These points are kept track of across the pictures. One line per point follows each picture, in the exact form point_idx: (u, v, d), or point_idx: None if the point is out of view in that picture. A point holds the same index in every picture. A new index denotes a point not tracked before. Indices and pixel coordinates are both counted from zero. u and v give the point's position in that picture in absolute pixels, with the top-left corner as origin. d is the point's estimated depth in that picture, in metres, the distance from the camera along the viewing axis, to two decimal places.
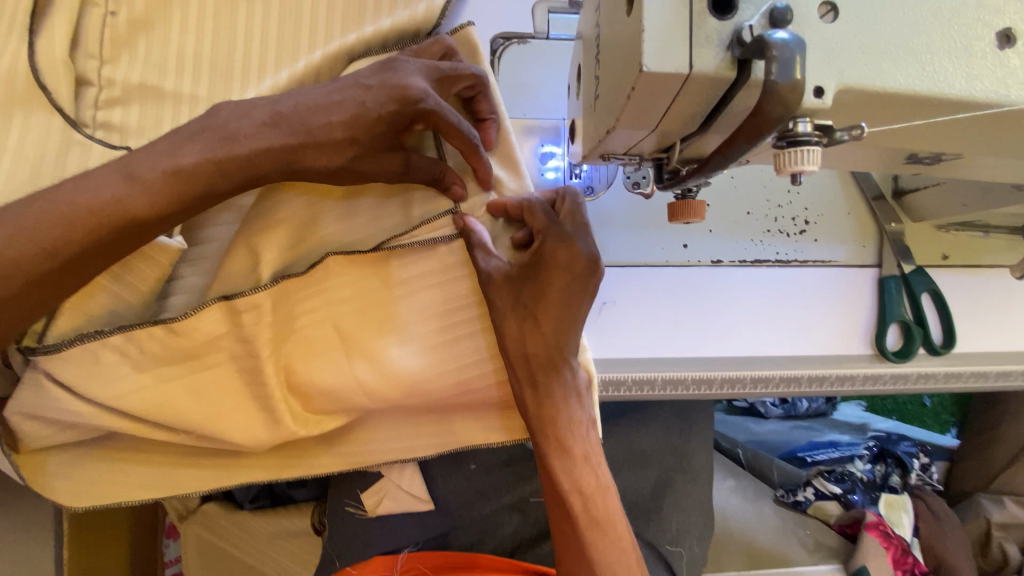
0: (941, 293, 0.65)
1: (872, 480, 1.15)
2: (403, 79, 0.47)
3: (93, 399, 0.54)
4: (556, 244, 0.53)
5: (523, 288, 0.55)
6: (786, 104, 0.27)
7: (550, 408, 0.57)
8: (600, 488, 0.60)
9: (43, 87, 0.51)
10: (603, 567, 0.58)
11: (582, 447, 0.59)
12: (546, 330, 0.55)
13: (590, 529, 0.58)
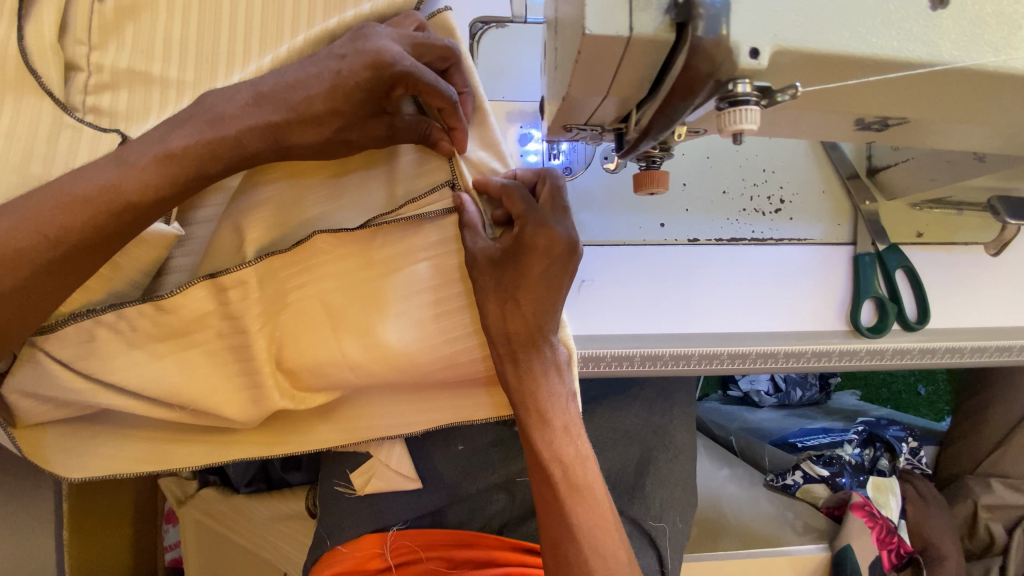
0: (915, 270, 0.67)
1: (860, 464, 1.17)
2: (375, 44, 0.48)
3: (88, 375, 0.55)
4: (535, 230, 0.56)
5: (504, 268, 0.56)
6: (715, 61, 0.28)
7: (530, 382, 0.59)
8: (580, 457, 0.62)
9: (33, 72, 0.52)
10: (584, 533, 0.59)
11: (563, 420, 0.61)
12: (526, 310, 0.57)
13: (570, 495, 0.60)
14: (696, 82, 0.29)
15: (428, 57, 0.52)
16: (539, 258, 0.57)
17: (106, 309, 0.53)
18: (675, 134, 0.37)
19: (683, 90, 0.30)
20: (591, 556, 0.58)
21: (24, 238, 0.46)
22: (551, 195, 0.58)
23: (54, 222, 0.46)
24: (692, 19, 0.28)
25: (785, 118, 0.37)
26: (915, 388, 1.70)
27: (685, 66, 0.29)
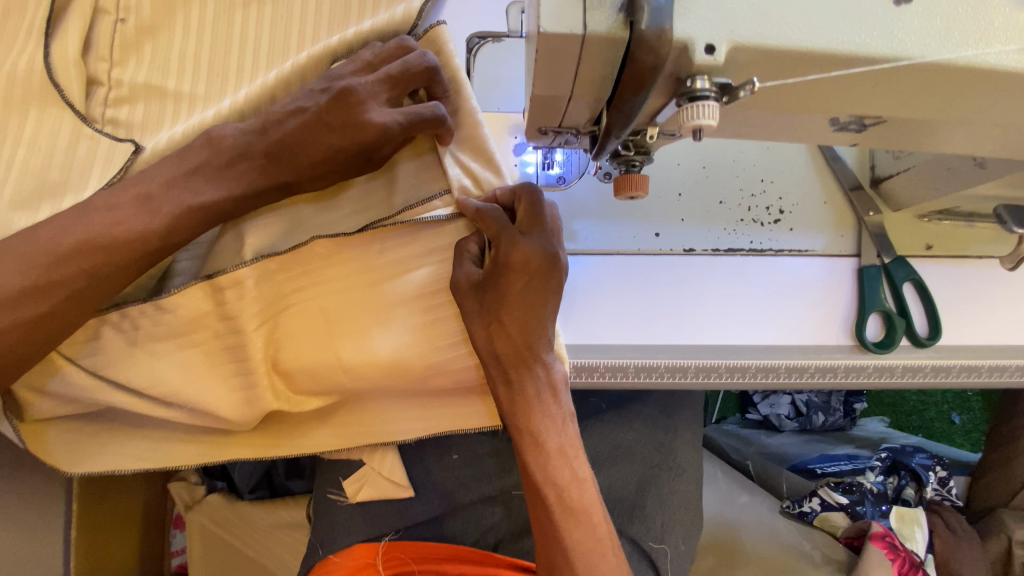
0: (925, 284, 0.64)
1: (882, 493, 1.11)
2: (363, 111, 0.52)
3: (96, 371, 0.58)
4: (510, 247, 0.55)
5: (485, 291, 0.56)
6: (659, 53, 0.29)
7: (522, 404, 0.58)
8: (576, 479, 0.60)
9: (57, 86, 0.56)
10: (578, 557, 0.58)
11: (557, 441, 0.59)
12: (512, 331, 0.57)
13: (563, 517, 0.58)
14: (643, 75, 0.30)
15: (406, 84, 0.54)
16: (517, 278, 0.56)
17: (115, 308, 0.56)
18: (649, 136, 0.37)
19: (634, 84, 0.30)
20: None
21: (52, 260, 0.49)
22: (529, 212, 0.57)
23: (76, 222, 0.50)
24: (636, 14, 0.29)
25: (757, 120, 0.37)
26: (947, 416, 1.62)
27: (630, 58, 0.30)
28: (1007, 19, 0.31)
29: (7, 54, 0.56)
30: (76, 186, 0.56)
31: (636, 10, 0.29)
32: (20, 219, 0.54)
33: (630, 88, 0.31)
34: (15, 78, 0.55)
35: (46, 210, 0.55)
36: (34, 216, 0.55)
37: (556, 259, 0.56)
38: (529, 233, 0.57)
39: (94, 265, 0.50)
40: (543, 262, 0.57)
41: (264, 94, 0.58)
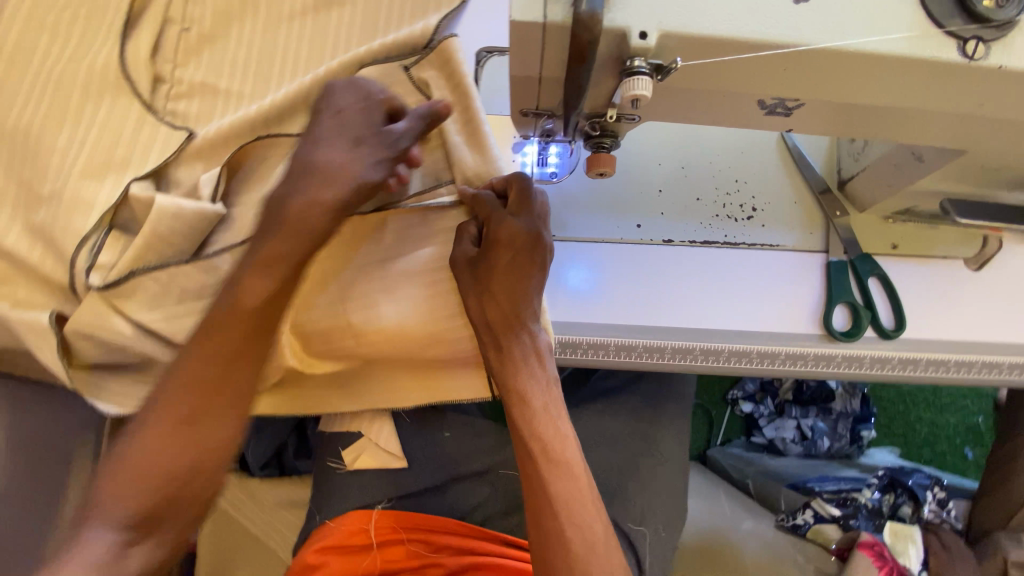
0: (889, 279, 0.69)
1: (877, 508, 1.13)
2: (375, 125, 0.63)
3: (135, 321, 0.64)
4: (498, 225, 0.63)
5: (478, 264, 0.64)
6: (593, 30, 0.34)
7: (510, 365, 0.64)
8: (559, 435, 0.64)
9: (129, 80, 0.67)
10: (561, 506, 0.61)
11: (542, 401, 0.65)
12: (501, 298, 0.64)
13: (548, 467, 0.63)
14: (582, 48, 0.35)
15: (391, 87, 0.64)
16: (505, 252, 0.64)
17: (158, 268, 0.63)
18: (610, 117, 0.45)
19: (576, 57, 0.36)
20: (568, 526, 0.61)
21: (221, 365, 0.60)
22: (517, 195, 0.65)
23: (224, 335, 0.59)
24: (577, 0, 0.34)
25: (700, 104, 0.44)
26: (959, 450, 1.59)
27: (571, 34, 0.35)
28: (900, 11, 0.37)
29: (90, 51, 0.67)
30: (136, 163, 0.66)
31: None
32: (89, 188, 0.65)
33: (573, 61, 0.36)
34: (95, 71, 0.66)
35: (111, 181, 0.66)
36: (101, 185, 0.65)
37: (539, 235, 0.64)
38: (517, 214, 0.65)
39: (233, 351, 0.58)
40: (528, 239, 0.65)
41: (300, 93, 0.68)
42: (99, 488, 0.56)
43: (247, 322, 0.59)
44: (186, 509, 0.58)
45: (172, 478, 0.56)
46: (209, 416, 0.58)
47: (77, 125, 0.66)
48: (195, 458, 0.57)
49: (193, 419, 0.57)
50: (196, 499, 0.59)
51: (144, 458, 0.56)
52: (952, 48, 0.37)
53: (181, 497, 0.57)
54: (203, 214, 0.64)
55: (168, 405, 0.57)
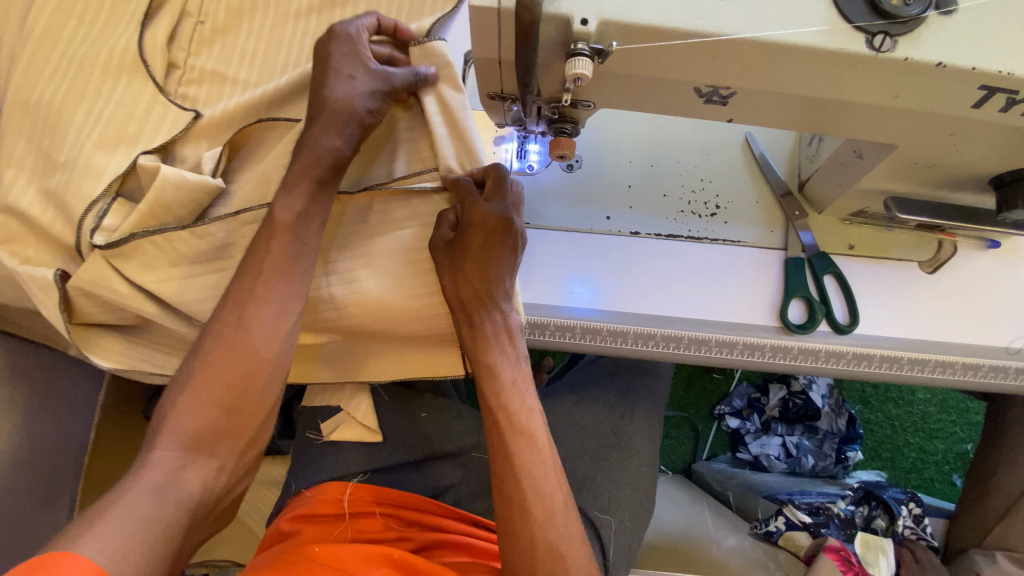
0: (845, 277, 0.72)
1: (850, 519, 1.12)
2: (341, 93, 0.67)
3: (132, 281, 0.69)
4: (472, 208, 0.67)
5: (454, 245, 0.68)
6: (534, 12, 0.38)
7: (480, 341, 0.68)
8: (525, 408, 0.68)
9: (145, 63, 0.74)
10: (524, 474, 0.65)
11: (510, 375, 0.68)
12: (474, 276, 0.67)
13: (513, 438, 0.66)
14: (526, 27, 0.39)
15: (353, 53, 0.68)
16: (479, 233, 0.68)
17: (156, 232, 0.68)
18: (566, 101, 0.49)
19: (521, 36, 0.40)
20: (529, 495, 0.64)
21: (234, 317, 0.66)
22: (493, 182, 0.68)
23: (245, 296, 0.66)
24: None
25: (645, 95, 0.49)
26: (948, 478, 1.59)
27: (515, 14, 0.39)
28: (814, 6, 0.41)
29: (112, 36, 0.74)
30: (146, 138, 0.73)
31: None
32: (101, 158, 0.70)
33: (520, 39, 0.41)
34: (116, 54, 0.73)
35: (122, 153, 0.72)
36: (112, 156, 0.71)
37: (509, 219, 0.67)
38: (493, 199, 0.69)
39: (244, 313, 0.66)
40: (500, 222, 0.68)
41: (299, 80, 0.74)
42: (161, 415, 0.63)
43: (281, 243, 0.67)
44: (244, 423, 0.65)
45: (228, 392, 0.64)
46: (246, 337, 0.65)
47: (94, 100, 0.72)
48: (244, 375, 0.65)
49: (235, 341, 0.65)
50: (253, 413, 0.66)
51: (200, 379, 0.64)
52: (859, 40, 0.41)
53: (236, 411, 0.65)
54: (202, 185, 0.70)
55: (220, 332, 0.66)
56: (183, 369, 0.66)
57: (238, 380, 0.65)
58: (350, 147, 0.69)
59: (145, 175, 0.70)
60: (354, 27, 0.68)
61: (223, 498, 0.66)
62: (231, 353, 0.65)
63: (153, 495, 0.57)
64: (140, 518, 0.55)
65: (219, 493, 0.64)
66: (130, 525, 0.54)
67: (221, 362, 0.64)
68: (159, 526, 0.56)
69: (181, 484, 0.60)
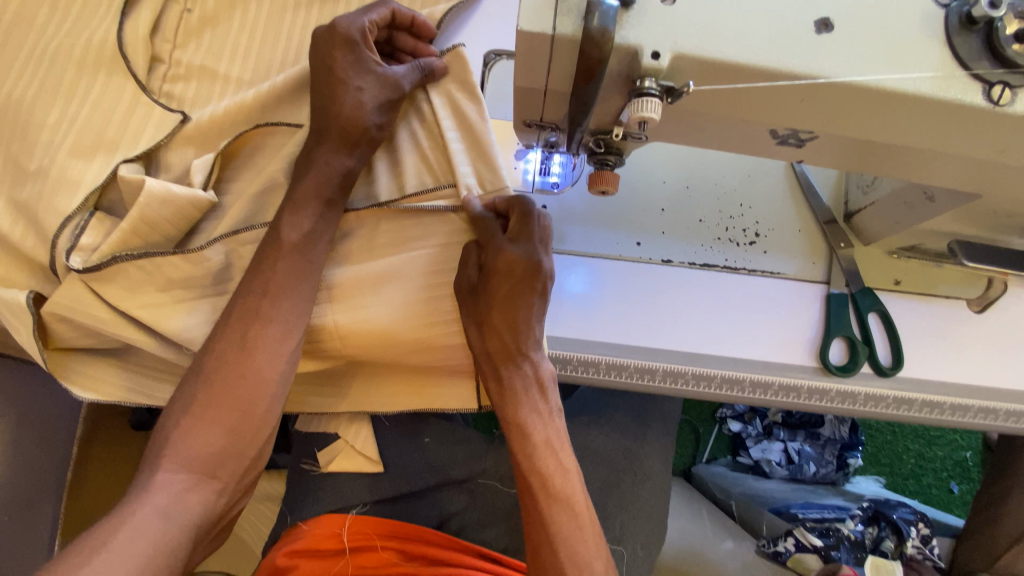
0: (890, 315, 0.68)
1: (860, 541, 1.03)
2: (350, 104, 0.61)
3: (115, 306, 0.62)
4: (495, 253, 0.61)
5: (478, 294, 0.62)
6: (603, 49, 0.34)
7: (510, 398, 0.63)
8: (561, 469, 0.63)
9: (124, 57, 0.65)
10: (559, 541, 0.60)
11: (543, 434, 0.64)
12: (502, 329, 0.62)
13: (547, 503, 0.62)
14: (592, 66, 0.35)
15: (358, 57, 0.61)
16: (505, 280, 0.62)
17: (141, 255, 0.61)
18: (616, 134, 0.43)
19: (584, 74, 0.35)
20: (567, 564, 0.60)
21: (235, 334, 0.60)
22: (518, 221, 0.62)
23: (250, 316, 0.60)
24: (590, 13, 0.34)
25: (707, 128, 0.43)
26: (946, 484, 1.44)
27: (580, 51, 0.34)
28: (924, 47, 0.36)
29: (88, 27, 0.65)
30: (127, 144, 0.65)
31: (589, 12, 0.33)
32: (77, 167, 0.63)
33: (581, 78, 0.36)
34: (91, 47, 0.65)
35: (100, 161, 0.64)
36: (88, 165, 0.63)
37: (537, 265, 0.61)
38: (519, 240, 0.62)
39: (250, 333, 0.59)
40: (528, 268, 0.62)
41: (299, 80, 0.66)
42: (160, 436, 0.58)
43: (290, 262, 0.61)
44: (248, 444, 0.59)
45: (234, 415, 0.58)
46: (249, 358, 0.59)
47: (68, 100, 0.64)
48: (247, 397, 0.59)
49: (237, 362, 0.59)
50: (258, 433, 0.60)
51: (202, 399, 0.58)
52: (976, 91, 0.36)
53: (240, 438, 0.59)
54: (193, 199, 0.62)
55: (223, 349, 0.59)
56: (183, 387, 0.59)
57: (241, 404, 0.58)
58: (362, 166, 0.64)
59: (127, 188, 0.62)
60: (359, 26, 0.61)
61: (223, 520, 0.60)
62: (233, 374, 0.59)
63: (157, 522, 0.52)
64: (140, 551, 0.50)
65: (219, 514, 0.59)
66: (130, 559, 0.49)
67: (227, 386, 0.58)
68: (164, 555, 0.51)
69: (179, 511, 0.54)
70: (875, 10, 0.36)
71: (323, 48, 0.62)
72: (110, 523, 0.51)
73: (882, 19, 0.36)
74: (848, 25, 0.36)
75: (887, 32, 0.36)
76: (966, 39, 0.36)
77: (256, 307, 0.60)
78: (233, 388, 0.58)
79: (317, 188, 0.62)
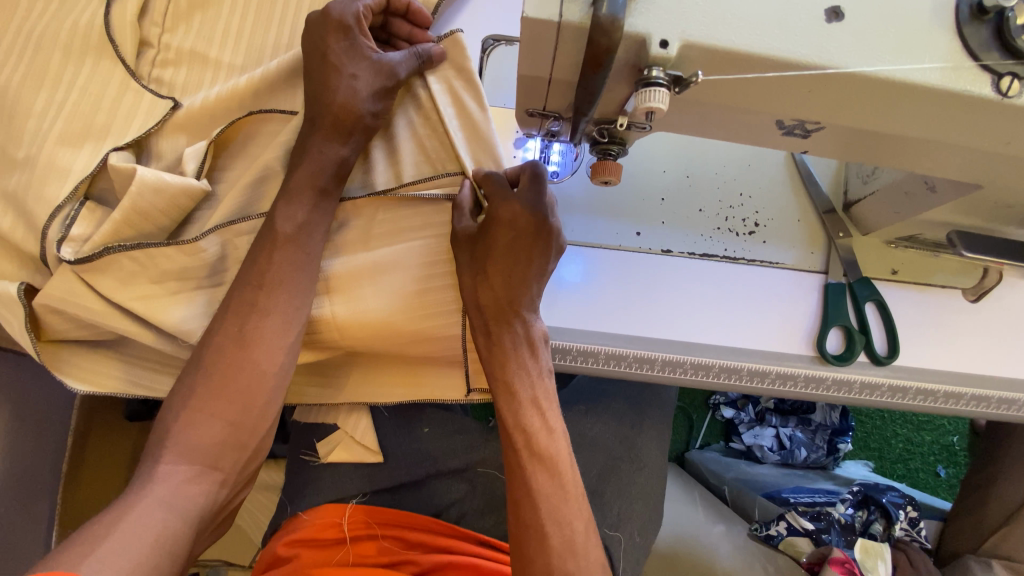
0: (886, 305, 0.68)
1: (849, 524, 1.04)
2: (344, 91, 0.60)
3: (108, 298, 0.61)
4: (500, 204, 0.61)
5: (476, 244, 0.62)
6: (613, 37, 0.33)
7: (499, 353, 0.63)
8: (546, 429, 0.63)
9: (112, 42, 0.63)
10: (541, 500, 0.60)
11: (530, 393, 0.63)
12: (497, 282, 0.62)
13: (530, 461, 0.61)
14: (600, 55, 0.34)
15: (352, 43, 0.60)
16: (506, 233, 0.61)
17: (134, 246, 0.59)
18: (620, 124, 0.43)
19: (592, 64, 0.34)
20: (547, 521, 0.59)
21: (232, 326, 0.59)
22: (527, 178, 0.61)
23: (247, 308, 0.59)
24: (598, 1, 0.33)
25: (713, 118, 0.43)
26: (932, 468, 1.47)
27: (589, 39, 0.33)
28: (934, 37, 0.36)
29: (74, 11, 0.63)
30: (116, 131, 0.63)
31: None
32: (65, 155, 0.61)
33: (588, 67, 0.35)
34: (78, 32, 0.63)
35: (88, 149, 0.62)
36: (76, 153, 0.61)
37: (542, 220, 0.60)
38: (526, 196, 0.61)
39: (248, 326, 0.59)
40: (532, 223, 0.61)
41: (293, 66, 0.64)
42: (160, 428, 0.57)
43: (284, 253, 0.60)
44: (248, 437, 0.59)
45: (233, 407, 0.58)
46: (247, 351, 0.58)
47: (55, 87, 0.62)
48: (246, 390, 0.58)
49: (235, 355, 0.58)
50: (257, 426, 0.59)
51: (200, 391, 0.58)
52: (985, 83, 0.36)
53: (240, 429, 0.58)
54: (185, 189, 0.61)
55: (222, 342, 0.59)
56: (182, 379, 0.59)
57: (241, 397, 0.58)
58: (356, 154, 0.63)
59: (117, 177, 0.60)
60: (353, 11, 0.60)
61: (224, 510, 0.60)
62: (230, 367, 0.58)
63: (158, 512, 0.52)
64: (143, 542, 0.50)
65: (221, 505, 0.58)
66: (133, 549, 0.49)
67: (225, 379, 0.58)
68: (165, 548, 0.51)
69: (181, 502, 0.54)
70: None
71: (317, 33, 0.60)
72: (112, 515, 0.51)
73: (893, 7, 0.36)
74: (857, 13, 0.35)
75: (895, 20, 0.36)
76: (977, 30, 0.36)
77: (254, 298, 0.59)
78: (229, 377, 0.58)
79: (313, 177, 0.61)
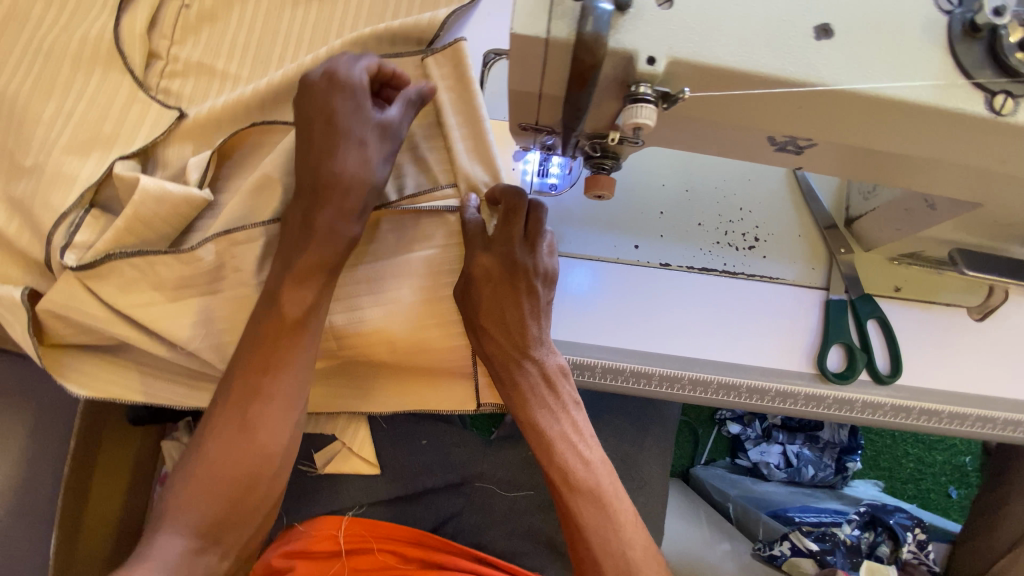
0: (888, 322, 0.67)
1: (856, 546, 1.00)
2: (354, 163, 0.55)
3: (109, 304, 0.62)
4: (476, 255, 0.60)
5: (464, 298, 0.61)
6: (597, 54, 0.34)
7: (519, 400, 0.62)
8: (583, 463, 0.63)
9: (121, 53, 0.65)
10: (592, 532, 0.61)
11: (559, 429, 0.63)
12: (493, 329, 0.61)
13: (573, 500, 0.62)
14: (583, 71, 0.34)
15: (358, 104, 0.55)
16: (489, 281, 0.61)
17: (135, 253, 0.60)
18: (613, 138, 0.43)
19: (576, 80, 0.36)
20: (602, 554, 0.61)
21: (244, 379, 0.59)
22: (503, 216, 0.60)
23: None
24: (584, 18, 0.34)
25: (704, 133, 0.43)
26: (944, 489, 1.43)
27: (573, 56, 0.35)
28: (925, 55, 0.36)
29: (86, 24, 0.65)
30: (124, 139, 0.64)
31: (583, 18, 0.34)
32: (72, 163, 0.63)
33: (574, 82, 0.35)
34: (89, 43, 0.65)
35: (96, 157, 0.64)
36: (84, 161, 0.63)
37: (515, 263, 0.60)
38: (500, 237, 0.61)
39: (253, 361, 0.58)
40: (506, 266, 0.61)
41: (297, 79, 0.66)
42: (165, 494, 0.58)
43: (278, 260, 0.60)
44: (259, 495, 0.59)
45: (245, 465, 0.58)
46: (261, 407, 0.59)
47: (66, 96, 0.64)
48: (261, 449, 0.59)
49: (249, 411, 0.58)
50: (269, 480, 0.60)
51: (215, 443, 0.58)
52: (977, 99, 0.36)
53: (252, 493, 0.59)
54: (188, 197, 0.61)
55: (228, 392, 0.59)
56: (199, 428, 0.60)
57: (240, 411, 0.58)
58: None
59: (122, 185, 0.61)
60: (358, 71, 0.55)
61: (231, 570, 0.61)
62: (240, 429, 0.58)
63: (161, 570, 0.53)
64: None
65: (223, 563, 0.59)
66: None
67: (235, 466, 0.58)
68: None
69: None
70: (868, 18, 0.36)
71: (321, 91, 0.54)
72: None
73: (878, 27, 0.36)
74: (843, 31, 0.36)
75: (881, 40, 0.36)
76: (970, 47, 0.36)
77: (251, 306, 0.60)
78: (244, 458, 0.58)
79: None
